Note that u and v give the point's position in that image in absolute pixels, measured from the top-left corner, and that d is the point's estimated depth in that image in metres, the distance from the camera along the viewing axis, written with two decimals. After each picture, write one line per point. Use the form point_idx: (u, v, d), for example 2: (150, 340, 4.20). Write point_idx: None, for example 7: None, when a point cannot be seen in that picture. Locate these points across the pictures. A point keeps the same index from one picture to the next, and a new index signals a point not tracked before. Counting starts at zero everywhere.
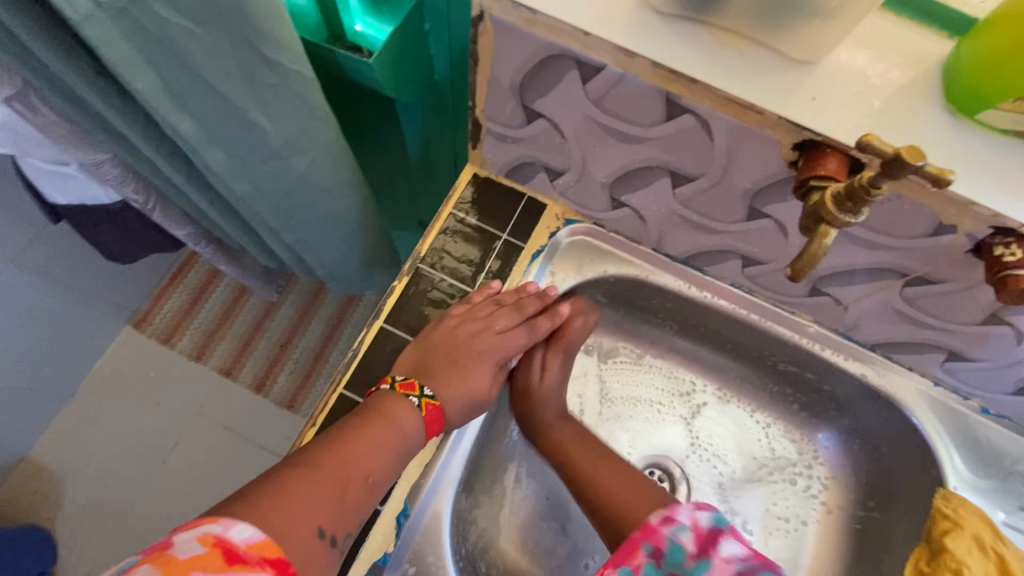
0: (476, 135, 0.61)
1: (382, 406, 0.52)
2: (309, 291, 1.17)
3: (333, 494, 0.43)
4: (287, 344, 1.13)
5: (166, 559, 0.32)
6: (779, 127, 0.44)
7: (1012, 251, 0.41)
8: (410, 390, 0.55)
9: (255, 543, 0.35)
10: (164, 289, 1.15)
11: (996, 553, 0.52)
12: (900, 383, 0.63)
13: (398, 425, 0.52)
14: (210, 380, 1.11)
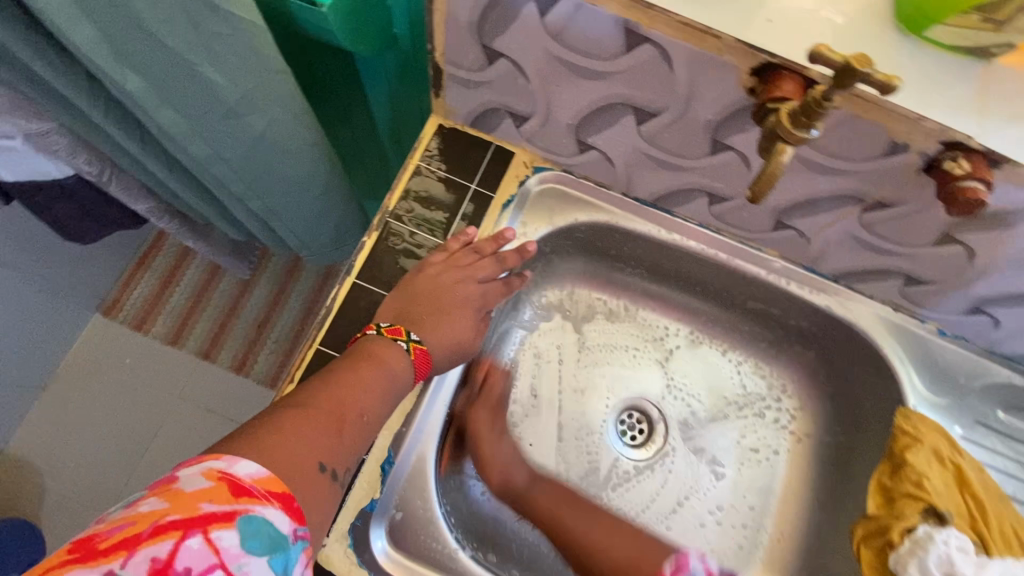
0: (438, 82, 0.59)
1: (368, 349, 0.52)
2: (285, 266, 1.23)
3: (328, 432, 0.43)
4: (265, 324, 1.20)
5: (173, 492, 0.33)
6: (736, 51, 0.42)
7: (959, 165, 0.42)
8: (397, 335, 0.54)
9: (259, 478, 0.36)
10: (131, 273, 1.20)
11: (953, 463, 0.62)
12: (862, 313, 0.66)
13: (388, 367, 0.51)
14: (189, 362, 1.17)
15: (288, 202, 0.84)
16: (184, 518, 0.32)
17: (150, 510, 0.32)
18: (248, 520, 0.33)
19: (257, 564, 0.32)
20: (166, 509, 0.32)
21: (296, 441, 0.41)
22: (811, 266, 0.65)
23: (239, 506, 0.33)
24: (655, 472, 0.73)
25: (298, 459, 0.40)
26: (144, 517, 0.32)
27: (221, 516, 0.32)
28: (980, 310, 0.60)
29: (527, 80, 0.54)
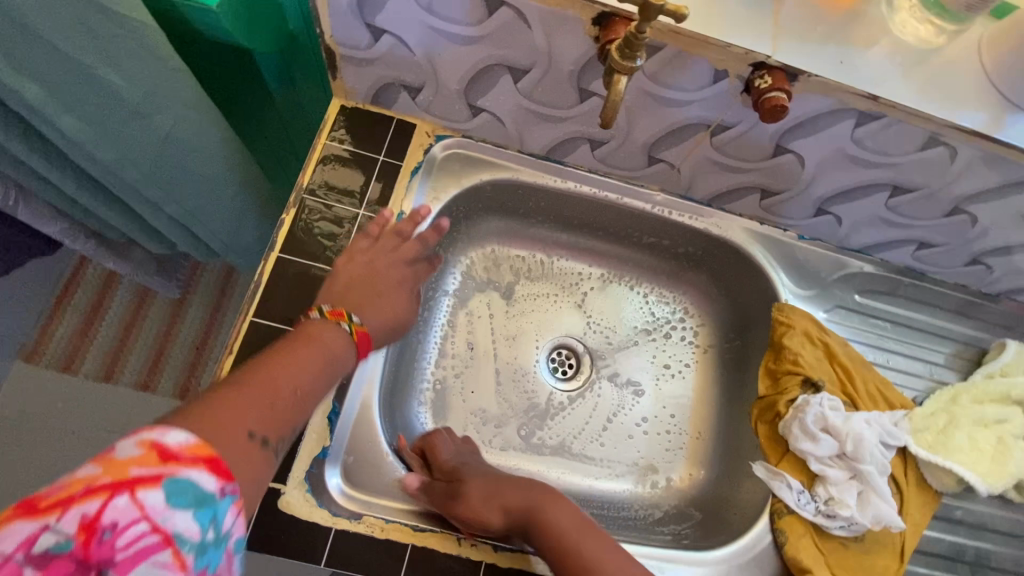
0: (333, 64, 0.65)
1: (308, 329, 0.53)
2: (218, 280, 1.23)
3: (264, 404, 0.44)
4: (204, 345, 1.19)
5: (106, 458, 0.34)
6: (576, 5, 0.50)
7: (763, 79, 0.52)
8: (340, 318, 0.56)
9: (190, 445, 0.36)
10: (51, 315, 1.16)
11: (824, 341, 0.73)
12: (735, 230, 0.77)
13: (328, 347, 0.53)
14: (129, 394, 1.14)
15: (206, 202, 0.87)
16: (112, 481, 0.33)
17: (84, 474, 0.33)
18: (173, 482, 0.34)
19: (181, 520, 0.33)
20: (98, 473, 0.33)
21: (226, 415, 0.41)
22: (687, 194, 0.76)
23: (165, 470, 0.34)
24: (586, 398, 0.82)
25: (228, 429, 0.40)
26: (78, 481, 0.32)
27: (148, 480, 0.33)
28: (823, 210, 0.71)
29: (412, 52, 0.60)
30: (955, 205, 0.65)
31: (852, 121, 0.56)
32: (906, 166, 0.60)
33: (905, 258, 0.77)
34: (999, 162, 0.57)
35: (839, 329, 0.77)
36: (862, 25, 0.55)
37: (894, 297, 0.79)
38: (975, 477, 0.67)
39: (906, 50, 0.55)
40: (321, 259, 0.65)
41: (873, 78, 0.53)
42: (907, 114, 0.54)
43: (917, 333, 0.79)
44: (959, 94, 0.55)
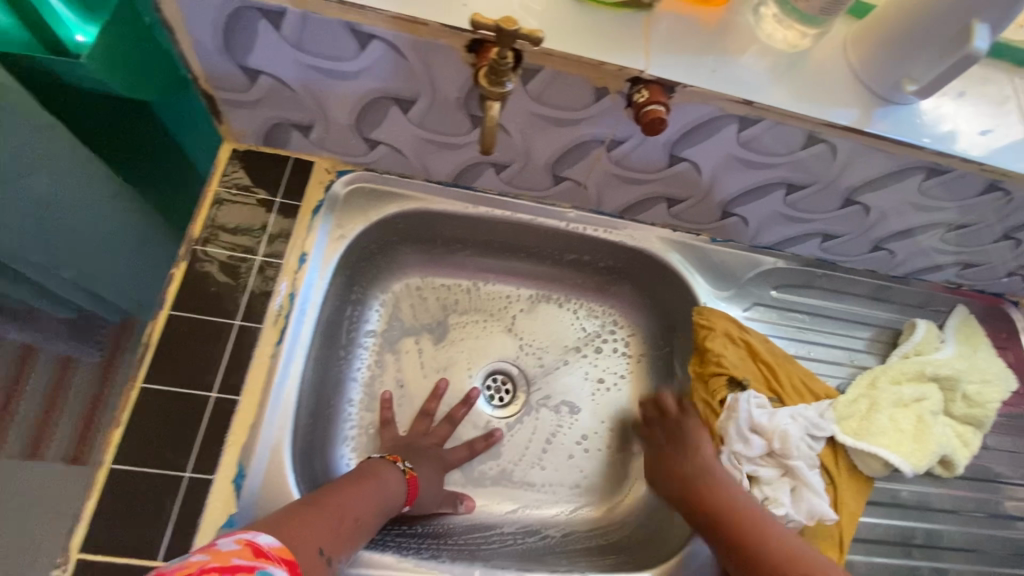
0: (214, 108, 0.62)
1: (376, 466, 0.63)
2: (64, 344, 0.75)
3: (334, 524, 0.51)
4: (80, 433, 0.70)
5: (212, 550, 0.38)
6: (445, 34, 0.50)
7: (641, 93, 0.52)
8: (395, 460, 0.66)
9: (275, 548, 0.42)
10: None
11: (745, 340, 0.74)
12: (648, 238, 0.77)
13: (388, 484, 0.62)
14: None
15: None
16: (221, 564, 0.36)
17: (194, 561, 0.36)
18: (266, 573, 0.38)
19: None
20: (207, 559, 0.36)
21: (304, 530, 0.47)
22: (598, 208, 0.76)
23: (259, 562, 0.38)
24: (524, 423, 0.79)
25: (305, 541, 0.46)
26: (191, 563, 0.36)
27: (248, 567, 0.37)
28: (729, 213, 0.73)
29: (292, 90, 0.58)
30: (847, 196, 0.67)
31: (734, 126, 0.57)
32: (795, 164, 0.62)
33: (814, 251, 0.79)
34: (877, 153, 0.60)
35: (759, 326, 0.78)
36: (733, 35, 0.56)
37: (811, 289, 0.81)
38: (899, 459, 0.68)
39: (776, 56, 0.56)
40: (217, 311, 0.61)
41: (745, 84, 0.54)
42: (783, 115, 0.55)
43: (835, 322, 0.81)
44: (828, 92, 0.57)
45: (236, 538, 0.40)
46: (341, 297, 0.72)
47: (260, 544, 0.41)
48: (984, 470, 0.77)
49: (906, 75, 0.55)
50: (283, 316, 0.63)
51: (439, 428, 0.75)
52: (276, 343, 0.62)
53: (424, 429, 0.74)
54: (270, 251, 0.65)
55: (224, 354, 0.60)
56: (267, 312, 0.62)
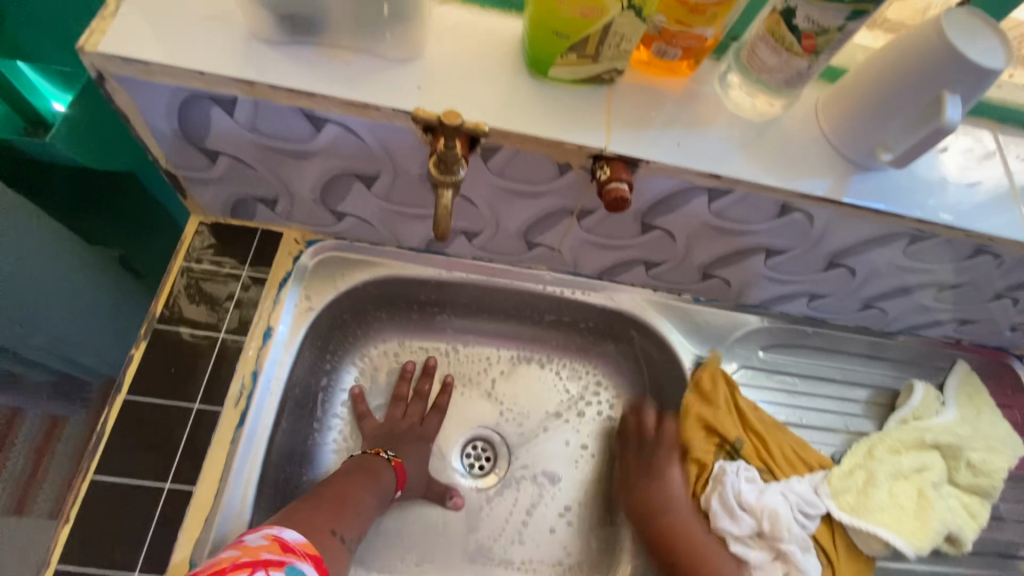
0: (178, 185, 0.61)
1: (368, 461, 0.67)
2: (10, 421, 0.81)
3: (333, 511, 0.59)
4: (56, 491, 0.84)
5: (242, 545, 0.48)
6: (400, 118, 0.49)
7: (603, 171, 0.51)
8: (380, 451, 0.69)
9: (300, 541, 0.52)
10: None
11: (737, 405, 0.70)
12: (629, 300, 0.75)
13: (379, 474, 0.66)
14: None
15: (79, 328, 0.81)
16: (252, 559, 0.46)
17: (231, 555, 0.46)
18: (291, 567, 0.47)
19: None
20: (240, 554, 0.46)
21: (313, 523, 0.57)
22: (575, 270, 0.73)
23: (286, 557, 0.48)
24: (504, 495, 0.76)
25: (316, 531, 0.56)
26: (225, 558, 0.46)
27: (276, 561, 0.47)
28: (710, 275, 0.70)
29: (252, 168, 0.57)
30: (831, 259, 0.64)
31: (705, 197, 0.55)
32: (772, 230, 0.60)
33: (803, 309, 0.76)
34: (858, 221, 0.57)
35: (748, 391, 0.74)
36: (700, 105, 0.55)
37: (801, 349, 0.78)
38: (899, 539, 0.64)
39: (745, 125, 0.55)
40: (175, 394, 0.59)
41: (713, 156, 0.53)
42: (754, 187, 0.53)
43: (827, 385, 0.77)
44: (799, 160, 0.55)
45: (261, 532, 0.50)
46: (311, 369, 0.70)
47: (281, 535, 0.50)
48: (995, 543, 0.72)
49: (880, 142, 0.53)
50: (245, 396, 0.61)
51: (413, 408, 0.77)
52: (237, 426, 0.59)
53: (400, 414, 0.76)
54: (234, 327, 0.63)
55: (181, 442, 0.58)
56: (229, 393, 0.60)
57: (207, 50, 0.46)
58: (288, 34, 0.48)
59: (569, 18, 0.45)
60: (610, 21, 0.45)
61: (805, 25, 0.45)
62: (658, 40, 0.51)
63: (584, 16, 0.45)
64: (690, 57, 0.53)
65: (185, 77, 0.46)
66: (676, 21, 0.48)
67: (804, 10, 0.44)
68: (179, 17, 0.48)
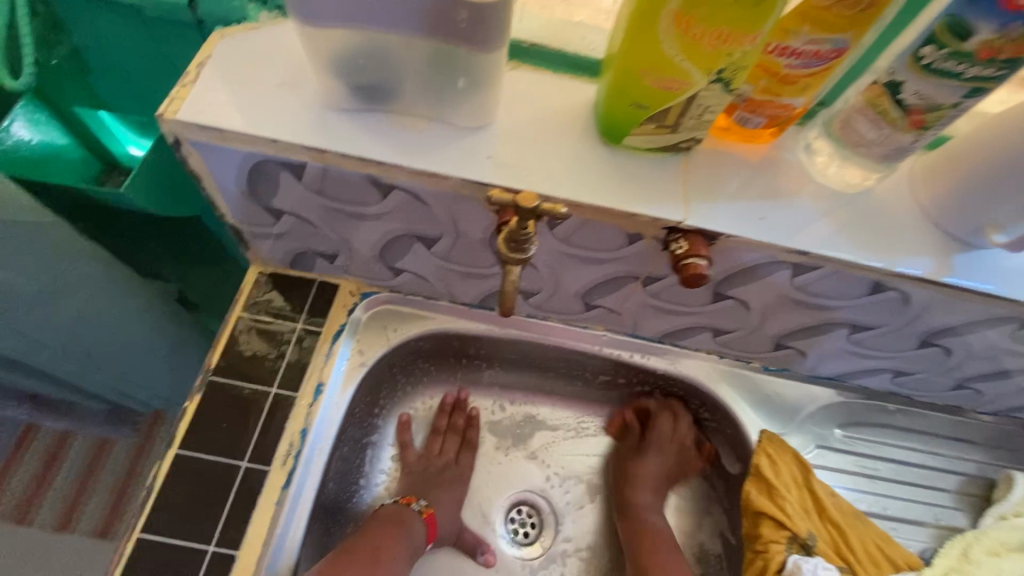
0: (241, 238, 0.62)
1: (401, 514, 0.65)
2: (91, 447, 1.21)
3: (372, 562, 0.56)
4: (126, 488, 1.19)
5: None
6: (467, 186, 0.47)
7: (678, 245, 0.48)
8: (411, 502, 0.67)
9: None
10: (41, 475, 1.18)
11: (809, 488, 0.65)
12: (693, 367, 0.70)
13: (409, 526, 0.63)
14: (41, 539, 1.15)
15: (136, 366, 0.83)
16: None
17: None
18: None
19: None
20: None
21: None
22: (635, 332, 0.69)
23: None
24: (551, 567, 0.72)
25: None
26: None
27: None
28: (782, 345, 0.65)
29: (315, 227, 0.57)
30: (924, 338, 0.59)
31: (788, 271, 0.51)
32: (860, 306, 0.55)
33: (884, 385, 0.69)
34: (959, 302, 0.52)
35: (822, 473, 0.70)
36: (783, 174, 0.51)
37: (880, 427, 0.72)
38: None
39: (834, 197, 0.51)
40: (225, 452, 0.58)
41: (799, 230, 0.49)
42: (844, 264, 0.49)
43: (917, 471, 0.71)
44: (894, 236, 0.50)
45: None
46: (359, 425, 0.68)
47: None
48: None
49: (989, 221, 0.48)
50: (293, 456, 0.59)
51: (449, 444, 0.74)
52: (283, 487, 0.58)
53: (436, 449, 0.73)
54: (285, 381, 0.62)
55: (227, 503, 0.56)
56: (276, 452, 0.59)
57: (282, 118, 0.47)
58: (361, 102, 0.48)
59: (649, 90, 0.43)
60: (695, 94, 0.43)
61: (913, 99, 0.42)
62: (742, 108, 0.48)
63: (667, 88, 0.42)
64: (776, 125, 0.50)
65: (259, 143, 0.46)
66: (763, 91, 0.45)
67: (914, 84, 0.41)
68: (255, 85, 0.48)
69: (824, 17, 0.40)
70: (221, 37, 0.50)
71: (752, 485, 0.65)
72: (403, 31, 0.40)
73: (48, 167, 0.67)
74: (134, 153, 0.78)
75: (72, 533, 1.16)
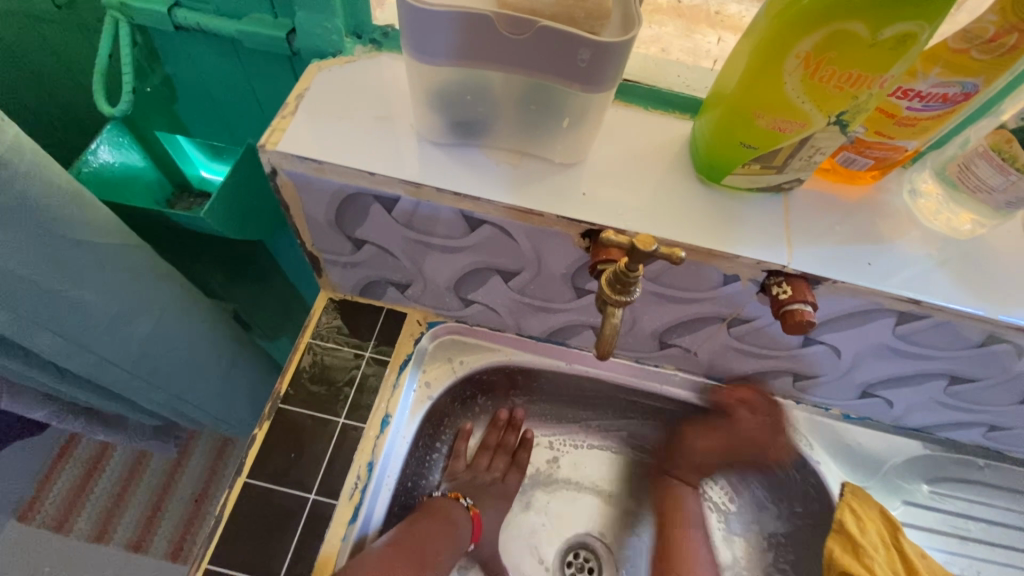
0: (317, 265, 0.62)
1: (446, 509, 0.64)
2: (132, 458, 1.22)
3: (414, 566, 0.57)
4: (162, 501, 1.19)
5: None
6: (562, 223, 0.46)
7: (783, 289, 0.46)
8: (458, 496, 0.67)
9: None
10: (83, 484, 1.19)
11: (897, 547, 0.61)
12: (771, 411, 0.67)
13: (456, 524, 0.64)
14: (76, 550, 1.14)
15: (194, 386, 0.83)
16: None
17: None
18: None
19: None
20: None
21: None
22: (708, 373, 0.67)
23: None
24: None
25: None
26: None
27: None
28: (869, 393, 0.62)
29: (394, 257, 0.57)
30: None
31: (890, 320, 0.49)
32: (965, 358, 0.52)
33: (975, 439, 0.65)
34: None
35: (912, 532, 0.66)
36: (885, 217, 0.49)
37: (968, 483, 0.67)
38: None
39: (941, 244, 0.48)
40: (293, 482, 0.57)
41: (909, 277, 0.46)
42: (956, 315, 0.46)
43: (1010, 532, 0.67)
44: (1010, 286, 0.47)
45: None
46: (421, 459, 0.67)
47: None
48: None
49: None
50: (359, 489, 0.58)
51: (498, 460, 0.72)
52: (349, 522, 0.56)
53: (483, 466, 0.71)
54: (353, 412, 0.61)
55: (294, 537, 0.55)
56: (343, 486, 0.58)
57: (377, 151, 0.47)
58: (456, 137, 0.47)
59: (762, 130, 0.41)
60: (811, 135, 0.41)
61: None
62: (848, 149, 0.46)
63: (781, 129, 0.41)
64: (880, 167, 0.48)
65: (355, 176, 0.46)
66: (875, 133, 0.44)
67: None
68: (351, 117, 0.48)
69: (958, 60, 0.39)
70: (317, 69, 0.51)
71: (834, 540, 0.62)
72: (514, 69, 0.40)
73: (127, 188, 0.69)
74: (205, 176, 0.80)
75: (107, 546, 1.15)
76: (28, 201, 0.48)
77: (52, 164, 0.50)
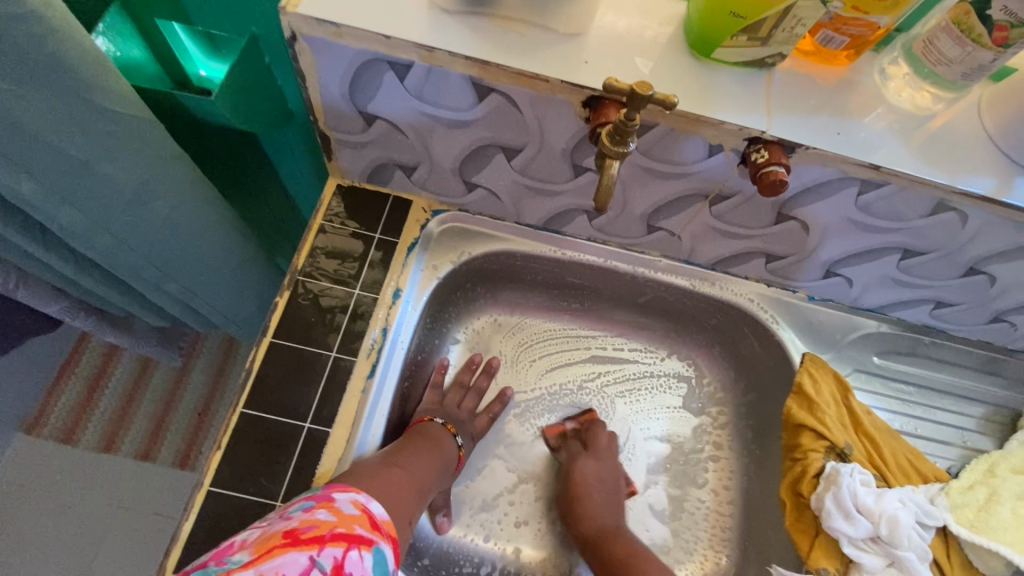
0: (328, 147, 0.65)
1: (439, 433, 0.67)
2: (136, 368, 1.25)
3: (415, 482, 0.58)
4: (167, 411, 1.23)
5: (335, 507, 0.47)
6: (566, 90, 0.50)
7: (760, 154, 0.51)
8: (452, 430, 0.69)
9: (385, 519, 0.50)
10: (88, 395, 1.22)
11: (846, 404, 0.70)
12: (744, 292, 0.74)
13: (439, 438, 0.67)
14: (86, 458, 1.19)
15: (204, 281, 0.86)
16: (347, 532, 0.45)
17: (325, 518, 0.45)
18: (377, 551, 0.46)
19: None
20: (336, 522, 0.45)
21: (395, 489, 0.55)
22: (689, 259, 0.73)
23: (375, 536, 0.47)
24: None
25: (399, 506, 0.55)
26: (323, 522, 0.45)
27: (366, 539, 0.46)
28: (832, 272, 0.69)
29: (403, 134, 0.60)
30: (970, 266, 0.63)
31: (855, 189, 0.55)
32: (918, 228, 0.58)
33: (922, 317, 0.74)
34: (1011, 225, 0.55)
35: (861, 395, 0.74)
36: (856, 93, 0.54)
37: (914, 357, 0.76)
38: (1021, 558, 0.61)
39: (903, 119, 0.53)
40: (315, 342, 0.64)
41: (873, 147, 0.52)
42: (912, 181, 0.52)
43: (947, 398, 0.76)
44: (960, 157, 0.53)
45: (353, 499, 0.48)
46: (427, 333, 0.74)
47: (364, 508, 0.48)
48: None
49: None
50: (376, 350, 0.64)
51: (468, 400, 0.75)
52: (368, 376, 0.63)
53: (455, 403, 0.74)
54: (367, 284, 0.67)
55: (319, 387, 0.62)
56: (361, 346, 0.64)
57: (391, 16, 0.50)
58: (467, 5, 0.51)
59: None
60: (793, 4, 0.45)
61: (1000, 15, 0.44)
62: (827, 27, 0.51)
63: None
64: (855, 46, 0.53)
65: (371, 40, 0.49)
66: (852, 7, 0.48)
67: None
68: None
69: None
70: None
71: (793, 400, 0.70)
72: None
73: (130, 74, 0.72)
74: (204, 75, 0.80)
75: (117, 455, 1.19)
76: (55, 60, 0.50)
77: (74, 24, 0.52)
